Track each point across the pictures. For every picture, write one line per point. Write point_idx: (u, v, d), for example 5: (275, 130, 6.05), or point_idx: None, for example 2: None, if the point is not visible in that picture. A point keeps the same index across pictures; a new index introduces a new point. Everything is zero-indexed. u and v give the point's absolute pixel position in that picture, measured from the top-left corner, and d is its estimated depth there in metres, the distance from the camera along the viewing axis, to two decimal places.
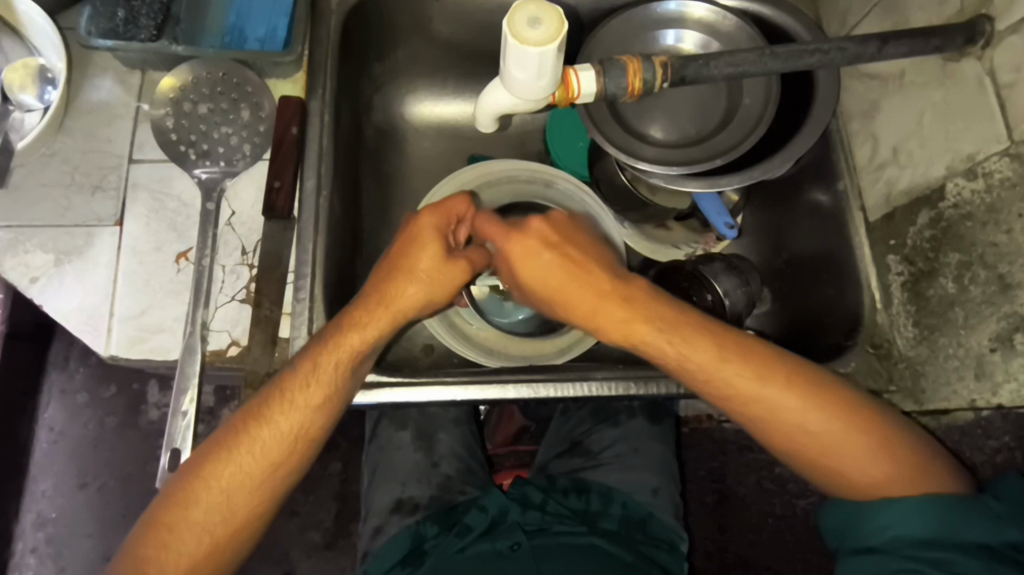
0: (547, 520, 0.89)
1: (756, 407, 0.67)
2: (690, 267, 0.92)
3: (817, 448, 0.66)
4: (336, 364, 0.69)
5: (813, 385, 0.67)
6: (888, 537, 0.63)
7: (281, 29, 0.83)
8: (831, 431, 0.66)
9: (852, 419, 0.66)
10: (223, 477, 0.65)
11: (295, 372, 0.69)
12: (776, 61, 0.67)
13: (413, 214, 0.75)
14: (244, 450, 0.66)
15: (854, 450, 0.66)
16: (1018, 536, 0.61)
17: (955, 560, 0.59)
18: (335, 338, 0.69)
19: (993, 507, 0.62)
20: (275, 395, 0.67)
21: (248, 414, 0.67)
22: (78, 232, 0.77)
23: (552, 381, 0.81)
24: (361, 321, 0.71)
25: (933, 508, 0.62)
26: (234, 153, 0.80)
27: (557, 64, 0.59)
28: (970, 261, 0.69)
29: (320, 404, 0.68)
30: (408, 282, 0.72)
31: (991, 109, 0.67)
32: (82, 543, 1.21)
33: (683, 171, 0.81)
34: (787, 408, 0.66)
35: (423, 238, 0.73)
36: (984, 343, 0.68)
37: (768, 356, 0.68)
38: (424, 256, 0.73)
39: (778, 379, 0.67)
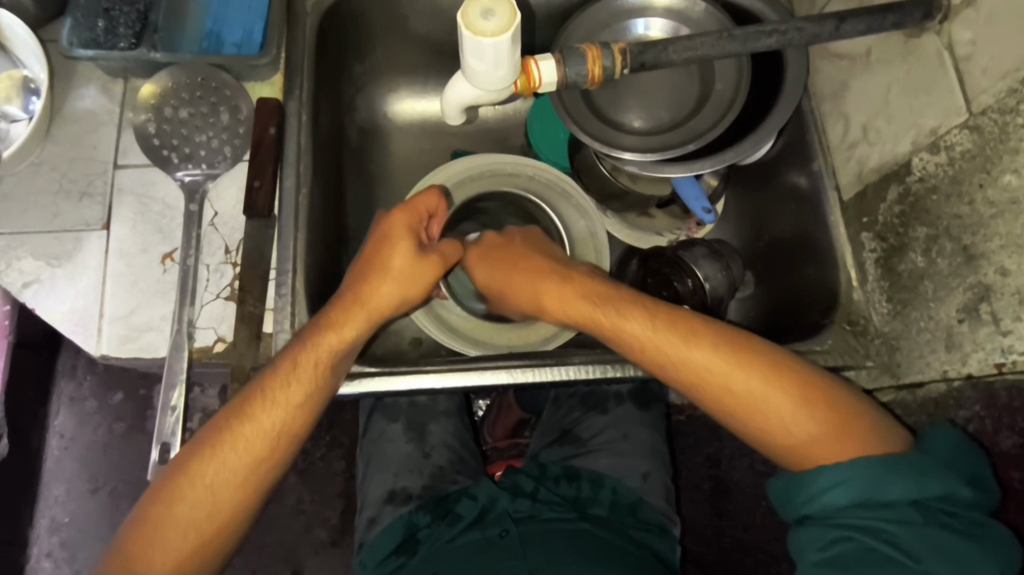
0: (537, 507, 0.90)
1: (703, 384, 0.69)
2: (671, 253, 0.94)
3: (760, 420, 0.67)
4: (316, 363, 0.70)
5: (766, 364, 0.68)
6: (820, 505, 0.61)
7: (258, 32, 0.85)
8: (784, 409, 0.66)
9: (797, 390, 0.67)
10: (208, 474, 0.67)
11: (277, 371, 0.70)
12: (734, 44, 0.68)
13: (385, 215, 0.79)
14: (228, 447, 0.67)
15: (795, 418, 0.66)
16: (943, 489, 0.58)
17: (879, 522, 0.58)
18: (313, 338, 0.71)
19: (918, 461, 0.60)
20: (258, 394, 0.69)
21: (231, 411, 0.69)
22: (67, 236, 0.80)
23: (532, 367, 0.82)
24: (338, 321, 0.73)
25: (855, 470, 0.60)
26: (215, 155, 0.82)
27: (512, 55, 0.60)
28: (936, 234, 0.69)
29: (302, 402, 0.70)
30: (381, 281, 0.76)
31: (950, 82, 0.68)
32: (95, 545, 1.24)
33: (656, 157, 0.82)
34: (733, 382, 0.68)
35: (396, 235, 0.76)
36: (952, 314, 0.68)
37: (714, 335, 0.71)
38: (396, 255, 0.76)
39: (728, 356, 0.69)
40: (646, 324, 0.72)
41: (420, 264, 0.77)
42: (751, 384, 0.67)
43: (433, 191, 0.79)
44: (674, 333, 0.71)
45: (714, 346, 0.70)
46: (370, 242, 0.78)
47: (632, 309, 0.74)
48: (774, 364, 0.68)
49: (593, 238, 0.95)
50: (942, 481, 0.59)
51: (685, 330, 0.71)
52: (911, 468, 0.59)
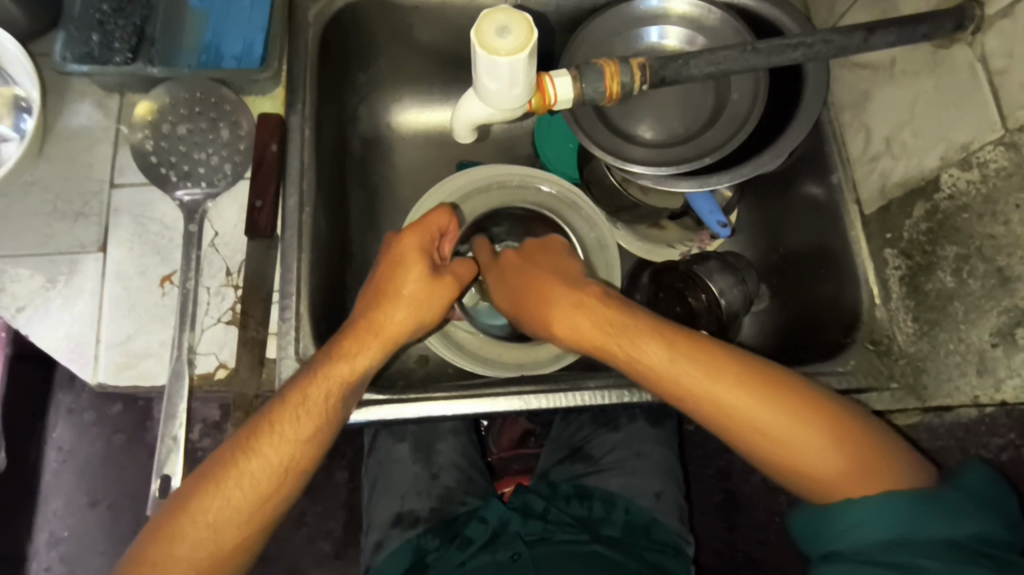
0: (548, 528, 0.88)
1: (730, 421, 0.66)
2: (684, 267, 0.91)
3: (791, 459, 0.64)
4: (326, 395, 0.68)
5: (795, 398, 0.65)
6: (849, 542, 0.58)
7: (258, 45, 0.82)
8: (819, 446, 0.63)
9: (830, 427, 0.64)
10: (210, 511, 0.64)
11: (284, 404, 0.68)
12: (758, 57, 0.66)
13: (395, 235, 0.76)
14: (232, 483, 0.65)
15: (828, 455, 0.63)
16: (979, 530, 0.55)
17: (917, 562, 0.54)
18: (324, 368, 0.68)
19: (952, 500, 0.57)
20: (264, 426, 0.67)
21: (235, 445, 0.67)
22: (62, 259, 0.77)
23: (545, 392, 0.80)
24: (349, 350, 0.71)
25: (890, 506, 0.57)
26: (215, 173, 0.79)
27: (529, 72, 0.58)
28: (967, 254, 0.67)
29: (310, 436, 0.67)
30: (395, 307, 0.73)
31: (984, 96, 0.65)
32: (94, 560, 1.18)
33: (673, 170, 0.79)
34: (764, 420, 0.65)
35: (408, 259, 0.74)
36: (985, 337, 0.66)
37: (743, 367, 0.67)
38: (409, 278, 0.73)
39: (754, 386, 0.66)
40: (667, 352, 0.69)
41: (432, 286, 0.74)
42: (780, 421, 0.64)
43: (444, 208, 0.76)
44: (698, 366, 0.68)
45: (744, 381, 0.66)
46: (380, 266, 0.75)
47: (652, 337, 0.70)
48: (806, 401, 0.65)
49: (603, 250, 0.91)
50: (977, 520, 0.56)
51: (708, 357, 0.68)
52: (949, 505, 0.57)
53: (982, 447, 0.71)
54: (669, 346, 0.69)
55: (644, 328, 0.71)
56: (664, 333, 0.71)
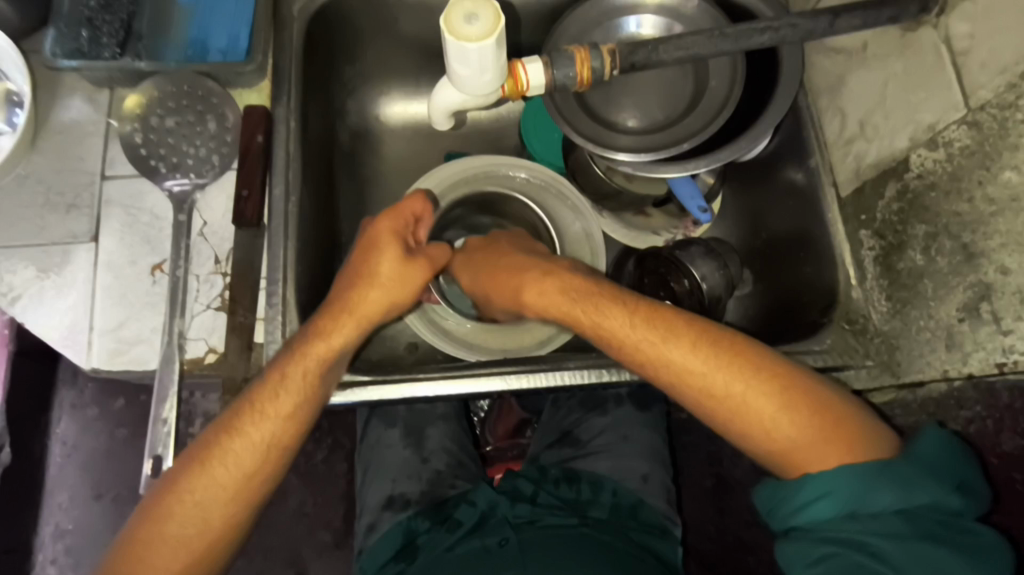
0: (537, 512, 0.89)
1: (684, 384, 0.68)
2: (667, 252, 0.93)
3: (745, 422, 0.66)
4: (304, 374, 0.70)
5: (749, 363, 0.67)
6: (805, 518, 0.60)
7: (243, 38, 0.84)
8: (771, 410, 0.65)
9: (789, 396, 0.65)
10: (196, 491, 0.66)
11: (265, 384, 0.70)
12: (726, 42, 0.67)
13: (372, 219, 0.78)
14: (216, 463, 0.67)
15: (781, 423, 0.65)
16: (930, 498, 0.57)
17: (869, 535, 0.57)
18: (301, 347, 0.70)
19: (905, 469, 0.59)
20: (247, 407, 0.69)
21: (219, 425, 0.69)
22: (56, 250, 0.79)
23: (526, 371, 0.82)
24: (326, 329, 0.72)
25: (843, 480, 0.59)
26: (203, 164, 0.81)
27: (498, 59, 0.59)
28: (936, 232, 0.68)
29: (290, 414, 0.69)
30: (370, 288, 0.75)
31: (948, 77, 0.67)
32: (99, 549, 1.20)
33: (653, 157, 0.81)
34: (716, 386, 0.67)
35: (383, 241, 0.75)
36: (952, 313, 0.67)
37: (698, 335, 0.69)
38: (384, 260, 0.75)
39: (701, 349, 0.68)
40: (623, 318, 0.71)
41: (406, 273, 0.76)
42: (736, 390, 0.66)
43: (420, 193, 0.78)
44: (657, 336, 0.70)
45: (696, 343, 0.69)
46: (358, 247, 0.77)
47: (608, 305, 0.73)
48: (757, 366, 0.67)
49: (589, 240, 0.93)
50: (931, 490, 0.58)
51: (657, 321, 0.70)
52: (897, 476, 0.58)
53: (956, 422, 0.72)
54: (622, 313, 0.71)
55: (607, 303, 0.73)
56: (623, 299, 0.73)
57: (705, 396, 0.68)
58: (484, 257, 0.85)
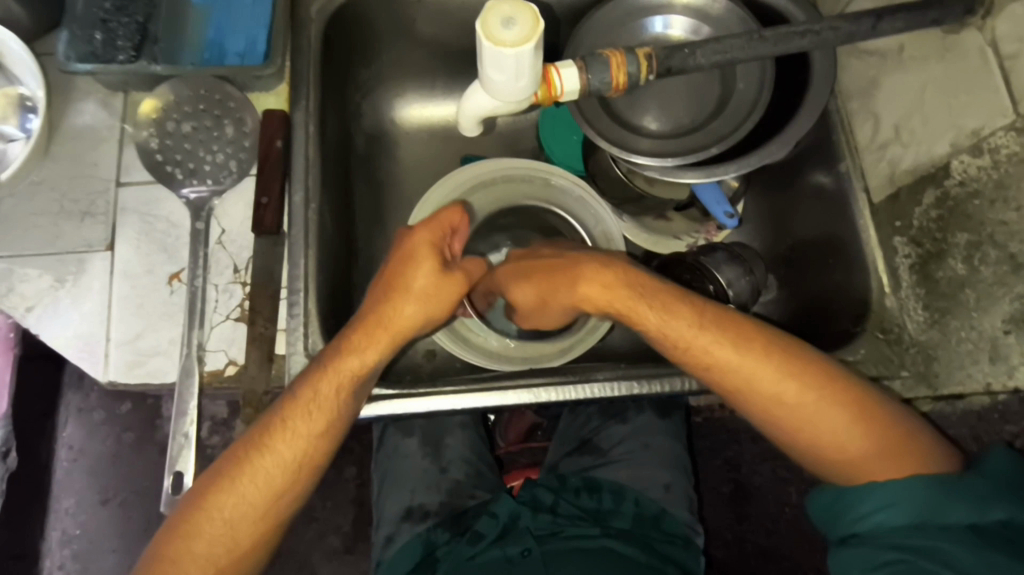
0: (558, 523, 0.88)
1: (753, 394, 0.67)
2: (691, 258, 0.91)
3: (811, 436, 0.66)
4: (337, 392, 0.68)
5: (814, 373, 0.66)
6: (870, 524, 0.60)
7: (261, 41, 0.82)
8: (835, 421, 0.65)
9: (852, 407, 0.65)
10: (226, 508, 0.65)
11: (296, 398, 0.68)
12: (765, 45, 0.65)
13: (406, 228, 0.74)
14: (247, 480, 0.65)
15: (847, 437, 0.65)
16: (1006, 514, 0.57)
17: (940, 544, 0.56)
18: (333, 364, 0.68)
19: (978, 484, 0.58)
20: (276, 422, 0.67)
21: (247, 440, 0.67)
22: (71, 259, 0.77)
23: (553, 386, 0.80)
24: (359, 345, 0.70)
25: (913, 488, 0.59)
26: (221, 170, 0.79)
27: (535, 64, 0.57)
28: (979, 241, 0.67)
29: (322, 431, 0.68)
30: (404, 301, 0.72)
31: (994, 83, 0.66)
32: (107, 557, 1.16)
33: (678, 162, 0.78)
34: (787, 394, 0.66)
35: (420, 254, 0.71)
36: (997, 325, 0.66)
37: (768, 341, 0.68)
38: (419, 273, 0.71)
39: (766, 353, 0.67)
40: (691, 324, 0.69)
41: (441, 288, 0.72)
42: (800, 398, 0.66)
43: (457, 206, 0.74)
44: (725, 339, 0.68)
45: (766, 351, 0.67)
46: (392, 256, 0.73)
47: (675, 307, 0.70)
48: (824, 378, 0.66)
49: (609, 244, 0.90)
50: (1007, 506, 0.57)
51: (718, 322, 0.69)
52: (972, 490, 0.58)
53: None
54: (691, 315, 0.69)
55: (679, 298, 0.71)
56: (694, 302, 0.71)
57: (771, 405, 0.67)
58: (528, 262, 0.78)
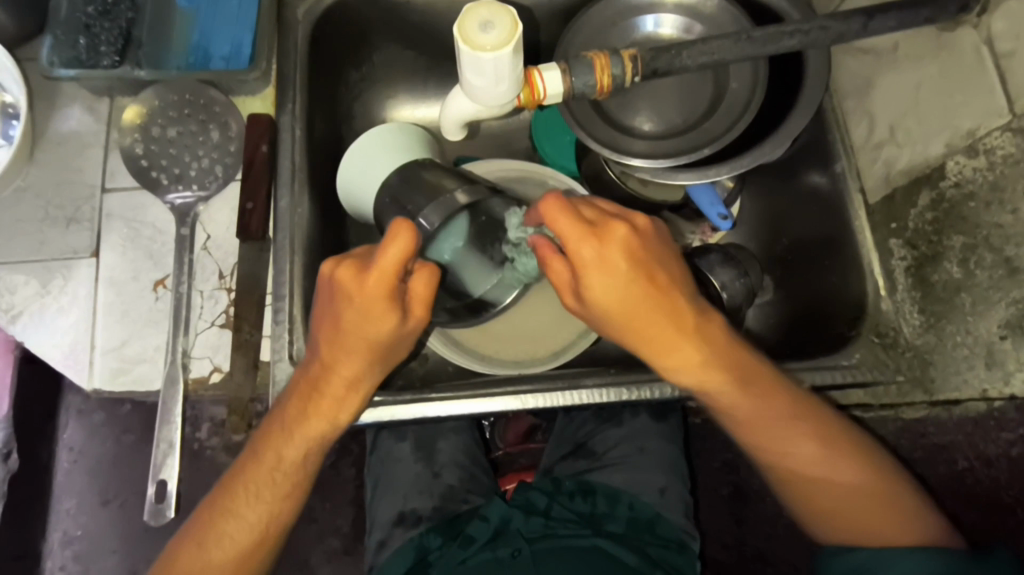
0: (551, 526, 0.87)
1: (792, 472, 0.66)
2: (687, 259, 0.88)
3: (836, 511, 0.65)
4: (300, 453, 0.68)
5: (847, 449, 0.66)
6: None
7: (247, 46, 0.80)
8: (864, 499, 0.65)
9: (885, 488, 0.65)
10: (195, 571, 0.65)
11: (263, 460, 0.68)
12: (753, 46, 0.64)
13: (350, 270, 0.63)
14: (213, 546, 0.66)
15: (873, 512, 0.65)
16: None
17: None
18: (298, 425, 0.67)
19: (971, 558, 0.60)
20: (240, 487, 0.67)
21: (214, 503, 0.67)
22: (56, 265, 0.77)
23: (541, 391, 0.79)
24: (321, 406, 0.68)
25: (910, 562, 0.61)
26: (206, 175, 0.79)
27: (515, 68, 0.56)
28: (974, 244, 0.66)
29: (287, 494, 0.68)
30: (358, 359, 0.66)
31: (990, 82, 0.64)
32: (107, 559, 1.15)
33: (670, 163, 0.77)
34: (825, 477, 0.66)
35: (372, 309, 0.64)
36: (992, 330, 0.65)
37: (821, 419, 0.66)
38: (374, 329, 0.65)
39: (813, 431, 0.66)
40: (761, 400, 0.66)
41: (406, 330, 0.67)
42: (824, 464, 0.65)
43: (410, 236, 0.60)
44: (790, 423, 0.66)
45: (813, 434, 0.66)
46: (338, 309, 0.65)
47: (748, 385, 0.66)
48: (858, 457, 0.66)
49: None
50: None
51: (781, 398, 0.66)
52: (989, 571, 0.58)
53: (991, 442, 0.70)
54: (760, 394, 0.66)
55: (752, 370, 0.67)
56: (767, 380, 0.67)
57: (807, 483, 0.66)
58: (631, 275, 0.64)
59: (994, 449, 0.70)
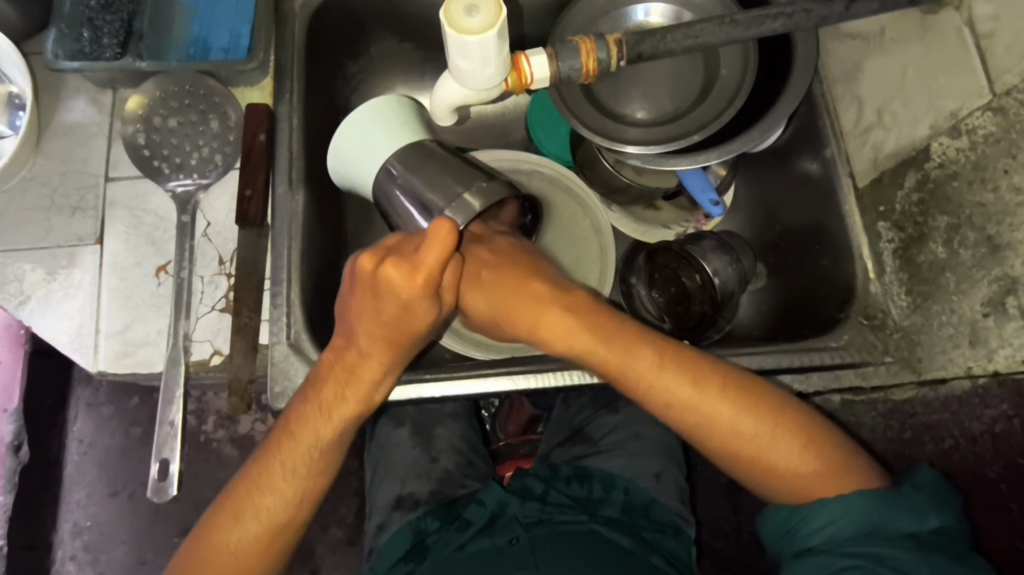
0: (547, 510, 0.88)
1: (707, 429, 0.66)
2: (679, 247, 0.91)
3: (762, 464, 0.65)
4: (339, 430, 0.69)
5: (758, 404, 0.66)
6: (820, 539, 0.61)
7: (245, 35, 0.83)
8: (784, 448, 0.64)
9: (799, 436, 0.65)
10: (232, 543, 0.66)
11: (300, 436, 0.68)
12: (737, 29, 0.65)
13: (394, 271, 0.65)
14: (249, 518, 0.66)
15: (793, 460, 0.64)
16: (940, 522, 0.59)
17: (888, 551, 0.57)
18: (331, 407, 0.68)
19: (913, 498, 0.60)
20: (279, 461, 0.68)
21: (248, 477, 0.68)
22: (61, 252, 0.79)
23: (535, 372, 0.81)
24: (358, 391, 0.69)
25: (858, 505, 0.60)
26: (206, 164, 0.81)
27: (500, 52, 0.59)
28: (958, 223, 0.66)
29: (324, 467, 0.69)
30: (404, 348, 0.69)
31: (971, 61, 0.65)
32: (116, 549, 1.13)
33: (662, 150, 0.78)
34: (741, 428, 0.65)
35: (419, 304, 0.66)
36: (976, 308, 0.65)
37: (724, 376, 0.67)
38: (418, 320, 0.68)
39: (713, 384, 0.66)
40: (652, 362, 0.67)
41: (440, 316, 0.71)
42: (741, 417, 0.65)
43: (454, 237, 0.64)
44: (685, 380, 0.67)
45: (720, 389, 0.66)
46: (384, 308, 0.66)
47: (630, 349, 0.68)
48: (778, 410, 0.66)
49: (599, 236, 0.92)
50: (941, 515, 0.59)
51: (670, 359, 0.68)
52: (912, 504, 0.59)
53: (974, 418, 0.68)
54: (649, 357, 0.68)
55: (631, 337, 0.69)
56: (653, 344, 0.69)
57: (727, 440, 0.66)
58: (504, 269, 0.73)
59: (976, 426, 0.68)
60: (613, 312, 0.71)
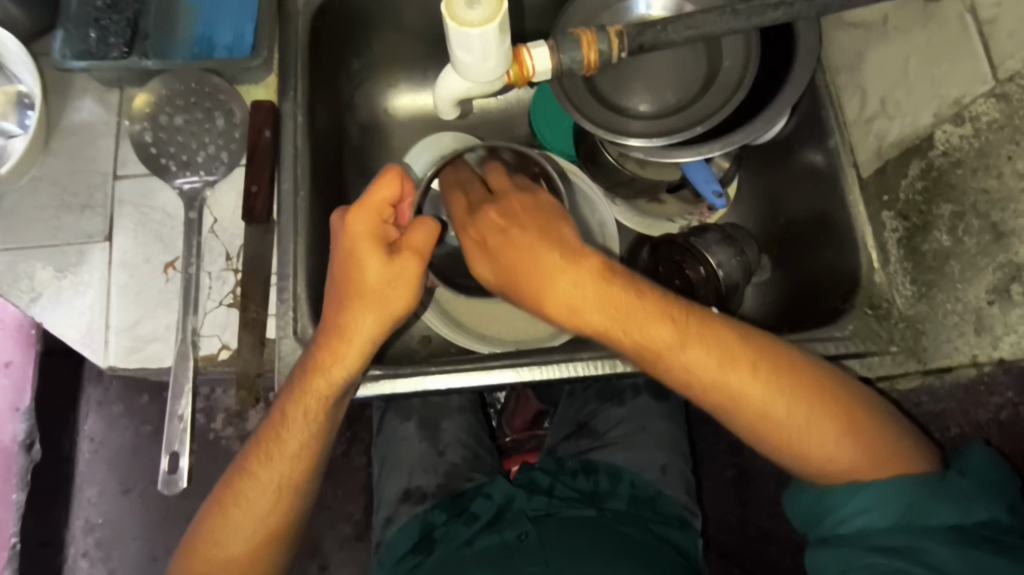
0: (554, 504, 0.89)
1: (740, 411, 0.65)
2: (683, 239, 0.90)
3: (797, 447, 0.64)
4: (307, 417, 0.69)
5: (790, 383, 0.64)
6: (854, 526, 0.62)
7: (248, 34, 0.84)
8: (819, 428, 0.64)
9: (836, 418, 0.64)
10: (220, 531, 0.70)
11: (275, 425, 0.70)
12: (737, 20, 0.65)
13: (340, 218, 0.66)
14: (232, 507, 0.70)
15: (831, 445, 0.64)
16: (986, 513, 0.60)
17: (925, 544, 0.59)
18: (301, 386, 0.68)
19: (959, 485, 0.61)
20: (258, 452, 0.71)
21: (234, 469, 0.71)
22: (71, 249, 0.81)
23: (539, 363, 0.81)
24: (326, 364, 0.68)
25: (896, 495, 0.61)
26: (213, 161, 0.82)
27: (501, 44, 0.59)
28: (962, 211, 0.66)
29: (297, 461, 0.70)
30: (362, 312, 0.66)
31: (974, 50, 0.64)
32: (128, 545, 1.15)
33: (666, 142, 0.78)
34: (772, 408, 0.64)
35: (360, 251, 0.64)
36: (981, 295, 0.65)
37: (755, 354, 0.65)
38: (367, 274, 0.64)
39: (744, 366, 0.64)
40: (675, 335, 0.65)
41: (396, 270, 0.65)
42: (761, 400, 0.64)
43: (393, 175, 0.63)
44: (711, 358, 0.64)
45: (751, 368, 0.64)
46: (336, 261, 0.66)
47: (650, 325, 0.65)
48: (814, 387, 0.64)
49: (604, 231, 0.90)
50: (988, 507, 0.60)
51: (694, 334, 0.65)
52: (956, 494, 0.61)
53: (982, 407, 0.69)
54: (671, 333, 0.65)
55: (654, 308, 0.65)
56: (677, 318, 0.65)
57: (759, 420, 0.65)
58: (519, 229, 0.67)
59: (983, 414, 0.69)
60: (633, 279, 0.66)
